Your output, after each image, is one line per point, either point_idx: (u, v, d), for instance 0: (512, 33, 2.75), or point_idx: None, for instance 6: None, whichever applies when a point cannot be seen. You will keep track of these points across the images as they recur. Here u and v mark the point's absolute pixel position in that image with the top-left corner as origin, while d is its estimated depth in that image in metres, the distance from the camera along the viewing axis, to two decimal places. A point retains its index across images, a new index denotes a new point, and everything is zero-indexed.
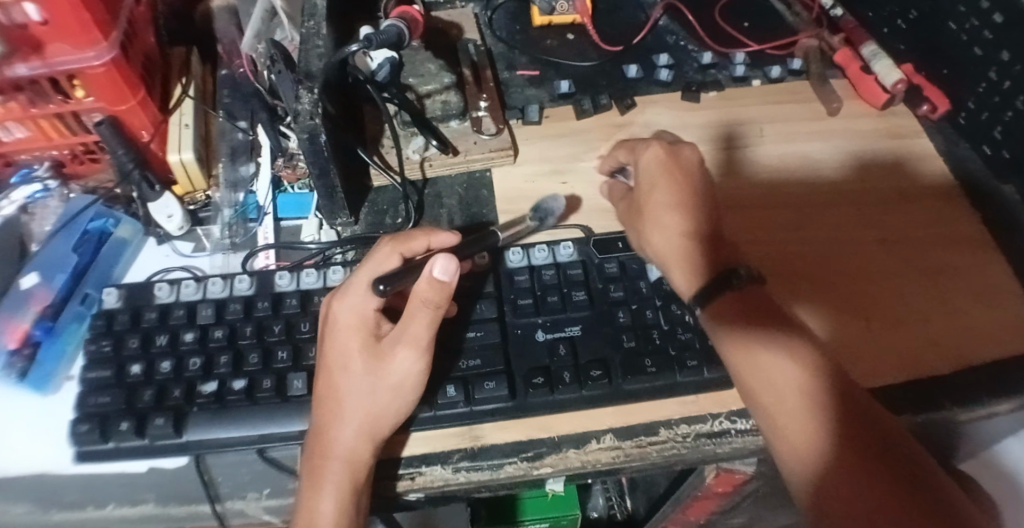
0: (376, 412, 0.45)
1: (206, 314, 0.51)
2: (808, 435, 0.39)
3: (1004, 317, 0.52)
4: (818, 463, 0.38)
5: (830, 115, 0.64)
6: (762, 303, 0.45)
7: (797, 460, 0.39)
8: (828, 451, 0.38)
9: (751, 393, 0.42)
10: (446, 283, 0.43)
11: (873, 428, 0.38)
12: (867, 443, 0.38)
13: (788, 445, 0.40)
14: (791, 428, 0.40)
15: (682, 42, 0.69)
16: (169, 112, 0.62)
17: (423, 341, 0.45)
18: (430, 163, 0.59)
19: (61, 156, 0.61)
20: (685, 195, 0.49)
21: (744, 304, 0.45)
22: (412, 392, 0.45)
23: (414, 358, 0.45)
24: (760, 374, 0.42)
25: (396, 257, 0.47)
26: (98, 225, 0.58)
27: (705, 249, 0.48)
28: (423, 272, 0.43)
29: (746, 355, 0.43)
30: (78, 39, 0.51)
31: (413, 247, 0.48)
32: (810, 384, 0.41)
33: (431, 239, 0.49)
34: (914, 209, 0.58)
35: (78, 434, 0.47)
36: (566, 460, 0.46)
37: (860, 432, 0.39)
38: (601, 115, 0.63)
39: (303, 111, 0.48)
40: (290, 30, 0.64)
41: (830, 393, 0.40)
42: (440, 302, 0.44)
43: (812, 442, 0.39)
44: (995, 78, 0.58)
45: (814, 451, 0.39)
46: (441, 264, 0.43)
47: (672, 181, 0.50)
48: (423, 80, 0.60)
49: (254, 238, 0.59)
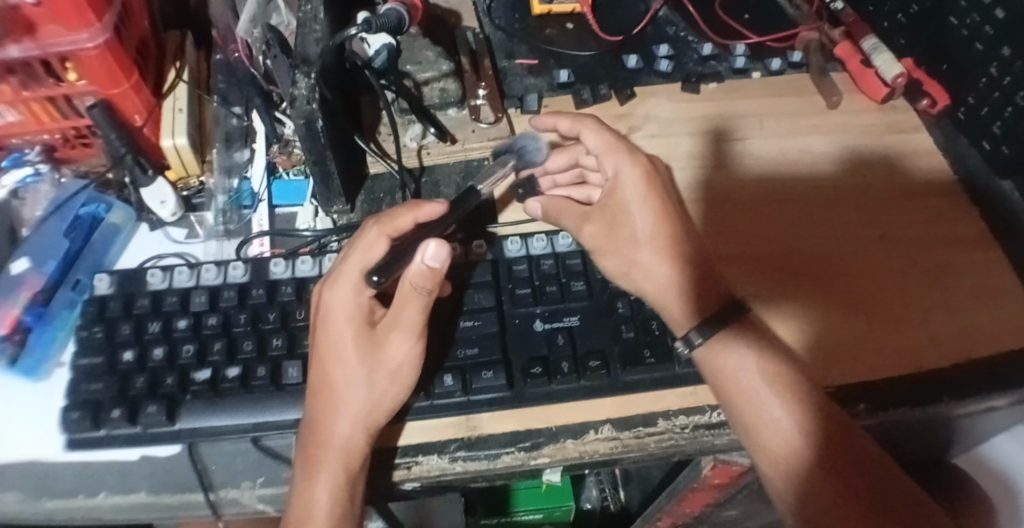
0: (372, 401, 0.44)
1: (200, 301, 0.50)
2: (799, 464, 0.42)
3: (1004, 314, 0.52)
4: (802, 477, 0.41)
5: (829, 108, 0.64)
6: (751, 329, 0.46)
7: (778, 465, 0.42)
8: (817, 480, 0.41)
9: (742, 422, 0.44)
10: (436, 270, 0.42)
11: (846, 434, 0.42)
12: (841, 450, 0.41)
13: (770, 453, 0.43)
14: (781, 458, 0.42)
15: (683, 33, 0.69)
16: (162, 97, 0.61)
17: (417, 328, 0.44)
18: (428, 151, 0.59)
19: (53, 141, 0.60)
20: (668, 216, 0.49)
21: (737, 334, 0.45)
22: (409, 377, 0.45)
23: (408, 345, 0.44)
24: (751, 404, 0.44)
25: (383, 240, 0.46)
26: (90, 209, 0.57)
27: (695, 272, 0.48)
28: (413, 259, 0.42)
29: (726, 371, 0.45)
30: (72, 20, 0.50)
31: (399, 227, 0.46)
32: (800, 415, 0.42)
33: (416, 214, 0.47)
34: (915, 206, 0.58)
35: (69, 422, 0.46)
36: (564, 450, 0.46)
37: (838, 439, 0.42)
38: (601, 105, 0.63)
39: (300, 95, 0.47)
40: (287, 14, 0.63)
41: (820, 419, 0.42)
42: (431, 288, 0.43)
43: (791, 449, 0.42)
44: (995, 73, 0.58)
45: (804, 480, 0.41)
46: (431, 250, 0.42)
47: (647, 200, 0.49)
48: (421, 68, 0.59)
49: (249, 225, 0.58)
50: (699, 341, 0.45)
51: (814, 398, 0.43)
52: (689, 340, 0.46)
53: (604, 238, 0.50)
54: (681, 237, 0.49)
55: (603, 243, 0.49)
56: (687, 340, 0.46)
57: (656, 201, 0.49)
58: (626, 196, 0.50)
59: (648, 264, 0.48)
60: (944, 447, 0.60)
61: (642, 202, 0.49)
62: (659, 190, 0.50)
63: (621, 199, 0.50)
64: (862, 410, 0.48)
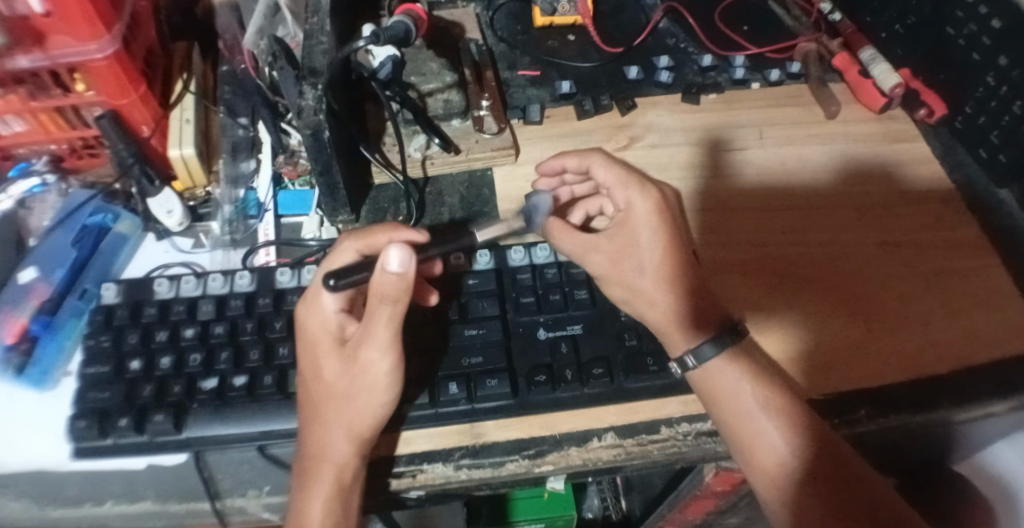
0: (358, 417, 0.44)
1: (207, 310, 0.51)
2: (793, 484, 0.43)
3: (1002, 319, 0.53)
4: (796, 491, 0.42)
5: (828, 119, 0.64)
6: (745, 350, 0.46)
7: (775, 478, 0.43)
8: (808, 504, 0.42)
9: (737, 442, 0.45)
10: (402, 275, 0.41)
11: (834, 444, 0.43)
12: (828, 461, 0.42)
13: (765, 467, 0.44)
14: (775, 479, 0.43)
15: (683, 45, 0.70)
16: (170, 107, 0.61)
17: (386, 339, 0.44)
18: (432, 161, 0.59)
19: (60, 151, 0.61)
20: (670, 229, 0.49)
21: (734, 358, 0.46)
22: (387, 392, 0.44)
23: (380, 356, 0.44)
24: (747, 429, 0.44)
25: (354, 254, 0.47)
26: (97, 219, 0.58)
27: (693, 291, 0.48)
28: (377, 264, 0.41)
29: (716, 388, 0.45)
30: (81, 31, 0.51)
31: (372, 243, 0.47)
32: (796, 442, 0.43)
33: (395, 234, 0.47)
34: (913, 212, 0.59)
35: (76, 430, 0.47)
36: (567, 457, 0.46)
37: (828, 451, 0.43)
38: (602, 116, 0.64)
39: (307, 107, 0.48)
40: (293, 26, 0.64)
41: (811, 433, 0.43)
42: (399, 296, 0.42)
43: (785, 461, 0.43)
44: (992, 83, 0.59)
45: (796, 502, 0.42)
46: (396, 257, 0.41)
47: (659, 232, 0.48)
48: (425, 80, 0.61)
49: (255, 234, 0.59)
50: (693, 363, 0.46)
51: (807, 412, 0.44)
52: (684, 362, 0.46)
53: (613, 266, 0.48)
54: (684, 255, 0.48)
55: (610, 271, 0.48)
56: (682, 362, 0.46)
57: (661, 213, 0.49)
58: (638, 226, 0.49)
59: (651, 295, 0.48)
60: (944, 453, 0.61)
61: (651, 223, 0.48)
62: (669, 218, 0.49)
63: (635, 231, 0.49)
64: (862, 415, 0.48)
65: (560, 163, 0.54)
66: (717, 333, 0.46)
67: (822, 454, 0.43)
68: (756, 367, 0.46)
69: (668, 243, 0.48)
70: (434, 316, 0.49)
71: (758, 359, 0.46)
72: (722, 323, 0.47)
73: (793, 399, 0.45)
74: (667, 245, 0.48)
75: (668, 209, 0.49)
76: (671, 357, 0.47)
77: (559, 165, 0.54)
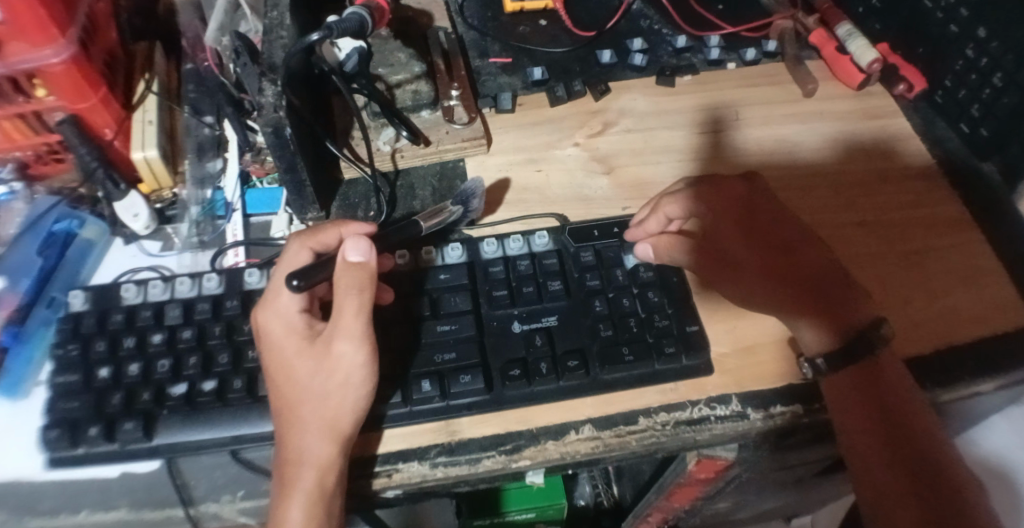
0: (335, 413, 0.44)
1: (174, 315, 0.50)
2: (879, 468, 0.44)
3: (985, 298, 0.52)
4: (878, 476, 0.44)
5: (805, 97, 0.63)
6: (840, 333, 0.47)
7: (860, 463, 0.45)
8: (888, 486, 0.44)
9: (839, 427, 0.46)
10: (363, 264, 0.44)
11: (904, 428, 0.45)
12: (903, 448, 0.44)
13: (852, 452, 0.45)
14: (862, 463, 0.45)
15: (657, 26, 0.69)
16: (132, 109, 0.60)
17: (358, 330, 0.44)
18: (402, 155, 0.58)
19: (26, 158, 0.59)
20: (752, 218, 0.51)
21: (863, 375, 0.46)
22: (363, 384, 0.44)
23: (353, 349, 0.44)
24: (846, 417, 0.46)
25: (307, 252, 0.48)
26: (63, 226, 0.56)
27: (778, 278, 0.49)
28: (340, 258, 0.44)
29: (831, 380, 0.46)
30: (35, 36, 0.49)
31: (323, 241, 0.48)
32: (882, 428, 0.45)
33: (343, 230, 0.48)
34: (891, 190, 0.58)
35: (48, 441, 0.46)
36: (545, 452, 0.45)
37: (906, 438, 0.45)
38: (575, 102, 0.63)
39: (267, 104, 0.46)
40: (255, 21, 0.64)
41: (897, 421, 0.45)
42: (364, 284, 0.43)
43: (871, 447, 0.45)
44: (972, 55, 0.58)
45: (883, 484, 0.44)
46: (354, 247, 0.44)
47: (745, 224, 0.51)
48: (393, 70, 0.58)
49: (223, 235, 0.58)
50: (824, 366, 0.46)
51: (890, 398, 0.46)
52: (815, 365, 0.47)
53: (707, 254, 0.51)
54: (769, 247, 0.50)
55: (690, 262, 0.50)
56: (814, 364, 0.47)
57: (744, 201, 0.52)
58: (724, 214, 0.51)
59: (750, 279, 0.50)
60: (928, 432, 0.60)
61: (722, 207, 0.52)
62: (753, 208, 0.51)
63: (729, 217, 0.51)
64: None
65: (645, 228, 0.52)
66: (845, 345, 0.46)
67: (908, 441, 0.44)
68: (881, 384, 0.46)
69: (754, 233, 0.51)
70: (405, 312, 0.49)
71: (885, 377, 0.46)
72: (854, 328, 0.47)
73: (874, 386, 0.46)
74: (752, 235, 0.51)
75: (756, 198, 0.52)
76: (802, 357, 0.48)
77: (644, 231, 0.52)
